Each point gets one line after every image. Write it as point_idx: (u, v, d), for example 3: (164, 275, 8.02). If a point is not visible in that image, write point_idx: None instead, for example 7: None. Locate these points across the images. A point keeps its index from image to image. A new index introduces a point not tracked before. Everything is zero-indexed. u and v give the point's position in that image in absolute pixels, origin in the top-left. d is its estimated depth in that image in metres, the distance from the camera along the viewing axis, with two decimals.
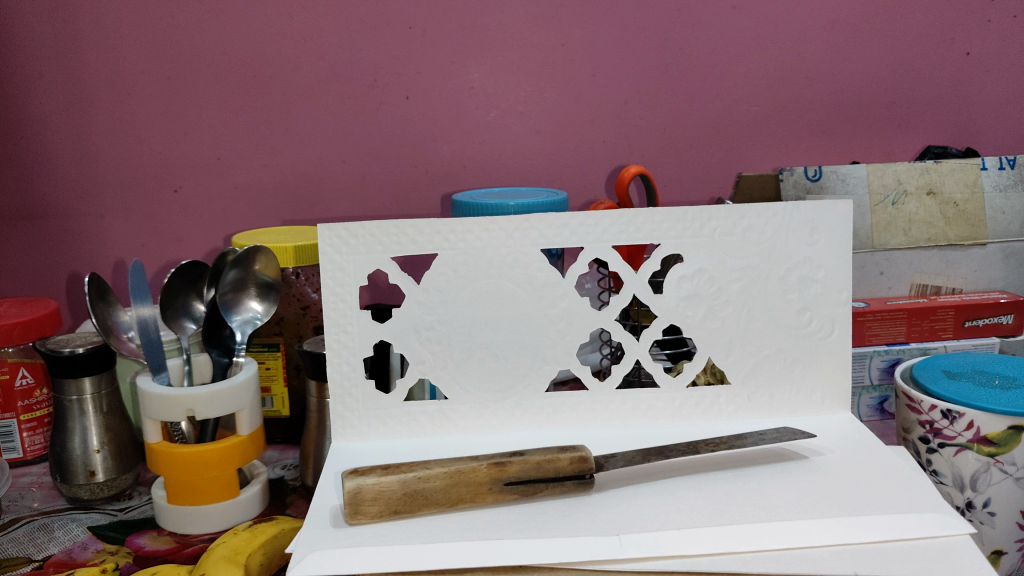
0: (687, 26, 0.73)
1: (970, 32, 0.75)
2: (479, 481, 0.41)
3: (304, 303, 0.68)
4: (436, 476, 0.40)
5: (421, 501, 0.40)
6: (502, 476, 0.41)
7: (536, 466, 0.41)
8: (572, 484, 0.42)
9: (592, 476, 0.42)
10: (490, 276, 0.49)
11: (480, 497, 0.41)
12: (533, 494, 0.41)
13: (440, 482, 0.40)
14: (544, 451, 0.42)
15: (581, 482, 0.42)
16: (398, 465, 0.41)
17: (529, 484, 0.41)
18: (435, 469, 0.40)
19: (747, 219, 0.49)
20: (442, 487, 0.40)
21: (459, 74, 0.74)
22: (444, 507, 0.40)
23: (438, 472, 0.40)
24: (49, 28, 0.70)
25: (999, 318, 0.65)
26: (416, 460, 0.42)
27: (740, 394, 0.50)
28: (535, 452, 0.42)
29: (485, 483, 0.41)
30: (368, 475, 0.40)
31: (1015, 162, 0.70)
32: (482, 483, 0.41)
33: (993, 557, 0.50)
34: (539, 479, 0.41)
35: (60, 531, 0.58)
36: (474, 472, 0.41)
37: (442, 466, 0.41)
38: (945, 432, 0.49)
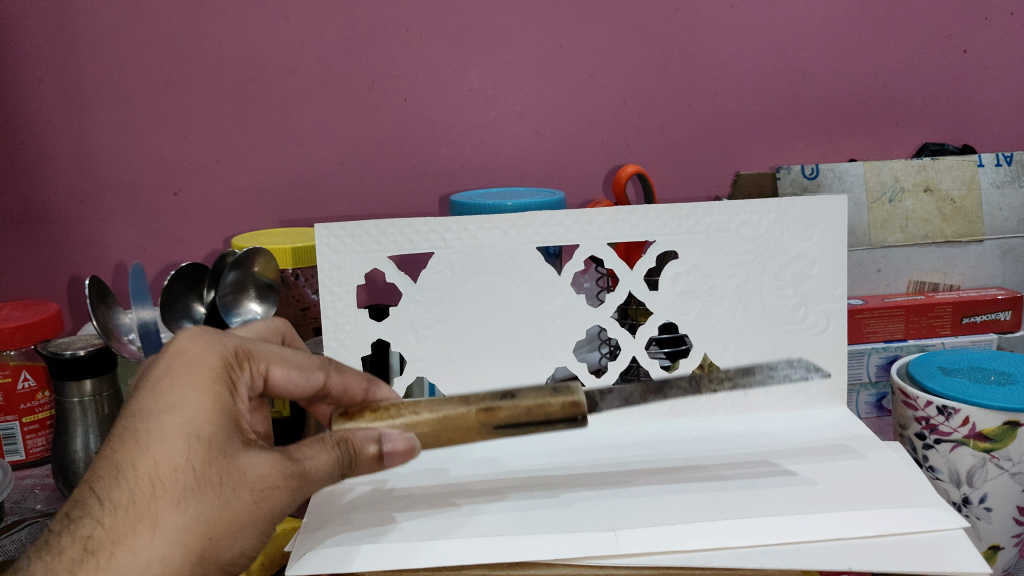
0: (683, 26, 0.73)
1: (966, 29, 0.75)
2: (468, 424, 0.42)
3: (303, 304, 0.68)
4: (424, 422, 0.41)
5: None
6: (491, 421, 0.42)
7: (526, 411, 0.42)
8: (563, 426, 0.42)
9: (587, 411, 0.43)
10: (486, 273, 0.49)
11: (467, 439, 0.42)
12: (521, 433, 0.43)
13: (428, 429, 0.41)
14: (533, 396, 0.43)
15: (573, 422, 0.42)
16: (387, 408, 0.42)
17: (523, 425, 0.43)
18: (423, 415, 0.41)
19: (741, 216, 0.49)
20: (430, 433, 0.41)
21: (457, 76, 0.74)
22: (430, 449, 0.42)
23: (426, 417, 0.41)
24: (48, 33, 0.71)
25: (997, 314, 0.65)
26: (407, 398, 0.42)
27: (737, 390, 0.51)
28: (525, 395, 0.43)
29: (473, 427, 0.42)
30: (356, 420, 0.41)
31: (1012, 158, 0.69)
32: (470, 427, 0.42)
33: (989, 553, 0.50)
34: (528, 420, 0.42)
35: None
36: (462, 417, 0.41)
37: (430, 411, 0.41)
38: (940, 428, 0.49)
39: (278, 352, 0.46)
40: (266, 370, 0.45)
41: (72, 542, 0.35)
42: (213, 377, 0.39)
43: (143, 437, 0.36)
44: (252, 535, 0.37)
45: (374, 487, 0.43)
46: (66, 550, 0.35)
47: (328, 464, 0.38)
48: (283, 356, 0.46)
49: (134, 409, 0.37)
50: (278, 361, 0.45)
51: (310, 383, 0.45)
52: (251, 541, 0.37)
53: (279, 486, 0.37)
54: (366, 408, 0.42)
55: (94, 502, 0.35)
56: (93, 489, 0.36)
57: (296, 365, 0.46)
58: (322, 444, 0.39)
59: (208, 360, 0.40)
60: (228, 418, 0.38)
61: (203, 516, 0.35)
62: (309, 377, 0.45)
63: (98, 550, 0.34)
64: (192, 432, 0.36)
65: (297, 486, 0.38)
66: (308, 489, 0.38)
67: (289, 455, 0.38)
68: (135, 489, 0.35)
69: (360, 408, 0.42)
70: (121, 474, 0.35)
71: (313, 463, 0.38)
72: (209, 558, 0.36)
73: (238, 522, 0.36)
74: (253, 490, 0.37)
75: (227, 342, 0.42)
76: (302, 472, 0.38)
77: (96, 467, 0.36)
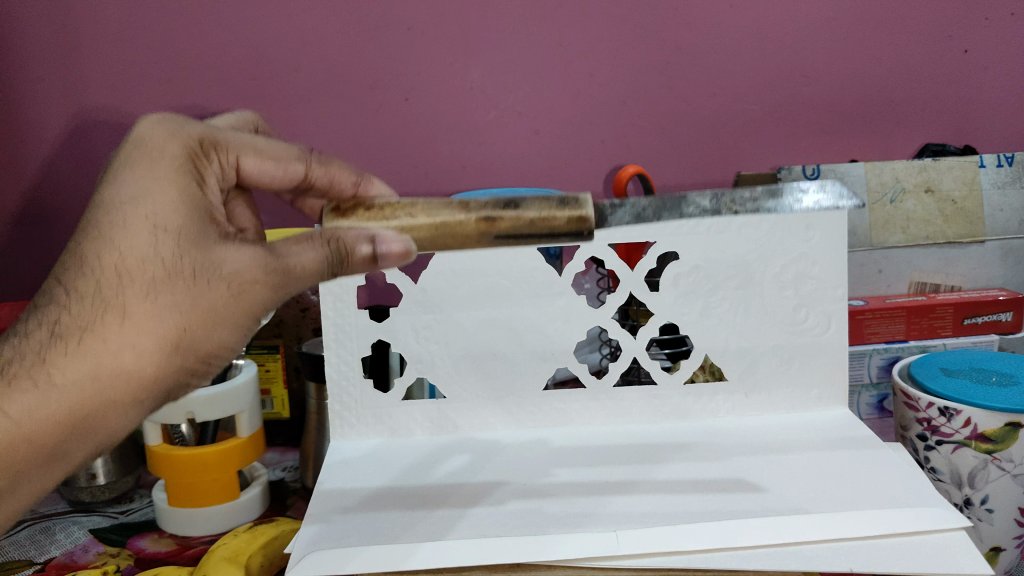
0: (684, 27, 0.73)
1: (967, 29, 0.74)
2: (467, 235, 0.37)
3: (304, 304, 0.69)
4: (420, 227, 0.36)
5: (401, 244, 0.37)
6: (492, 230, 0.36)
7: (530, 224, 0.36)
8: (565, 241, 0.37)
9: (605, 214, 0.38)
10: (487, 273, 0.49)
11: (469, 245, 0.37)
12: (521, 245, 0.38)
13: (424, 234, 0.37)
14: (540, 204, 0.37)
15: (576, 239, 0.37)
16: (383, 209, 0.37)
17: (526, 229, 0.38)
18: (418, 219, 0.36)
19: (742, 216, 0.49)
20: (426, 238, 0.37)
21: (458, 76, 0.74)
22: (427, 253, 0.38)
23: (422, 223, 0.36)
24: (48, 34, 0.71)
25: (999, 315, 0.65)
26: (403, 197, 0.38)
27: (738, 390, 0.51)
28: (530, 202, 0.37)
29: (475, 236, 0.37)
30: (346, 220, 0.37)
31: (1013, 159, 0.69)
32: (471, 236, 0.37)
33: (990, 555, 0.50)
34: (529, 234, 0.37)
35: (60, 534, 0.58)
36: (463, 225, 0.36)
37: (427, 214, 0.36)
38: (941, 429, 0.49)
39: (251, 142, 0.42)
40: (236, 160, 0.41)
41: (40, 328, 0.33)
42: (176, 166, 0.36)
43: (103, 229, 0.34)
44: (230, 329, 0.36)
45: (373, 488, 0.43)
46: (36, 335, 0.33)
47: (317, 261, 0.35)
48: (255, 145, 0.42)
49: (96, 197, 0.35)
50: (253, 151, 0.42)
51: (290, 175, 0.43)
52: (232, 332, 0.36)
53: (256, 281, 0.35)
54: (360, 204, 0.37)
55: (58, 292, 0.34)
56: (57, 278, 0.34)
57: (272, 157, 0.43)
58: (310, 241, 0.36)
59: (170, 147, 0.37)
60: (200, 210, 0.35)
61: (175, 310, 0.34)
62: (289, 171, 0.43)
63: (69, 335, 0.33)
64: (158, 224, 0.34)
65: (277, 282, 0.36)
66: (293, 287, 0.36)
67: (270, 251, 0.36)
68: (100, 280, 0.33)
69: (354, 204, 0.38)
70: (83, 264, 0.33)
71: (299, 261, 0.35)
72: (189, 347, 0.35)
73: (217, 315, 0.35)
74: (229, 284, 0.35)
75: (193, 129, 0.39)
76: (284, 270, 0.36)
77: (63, 258, 0.34)
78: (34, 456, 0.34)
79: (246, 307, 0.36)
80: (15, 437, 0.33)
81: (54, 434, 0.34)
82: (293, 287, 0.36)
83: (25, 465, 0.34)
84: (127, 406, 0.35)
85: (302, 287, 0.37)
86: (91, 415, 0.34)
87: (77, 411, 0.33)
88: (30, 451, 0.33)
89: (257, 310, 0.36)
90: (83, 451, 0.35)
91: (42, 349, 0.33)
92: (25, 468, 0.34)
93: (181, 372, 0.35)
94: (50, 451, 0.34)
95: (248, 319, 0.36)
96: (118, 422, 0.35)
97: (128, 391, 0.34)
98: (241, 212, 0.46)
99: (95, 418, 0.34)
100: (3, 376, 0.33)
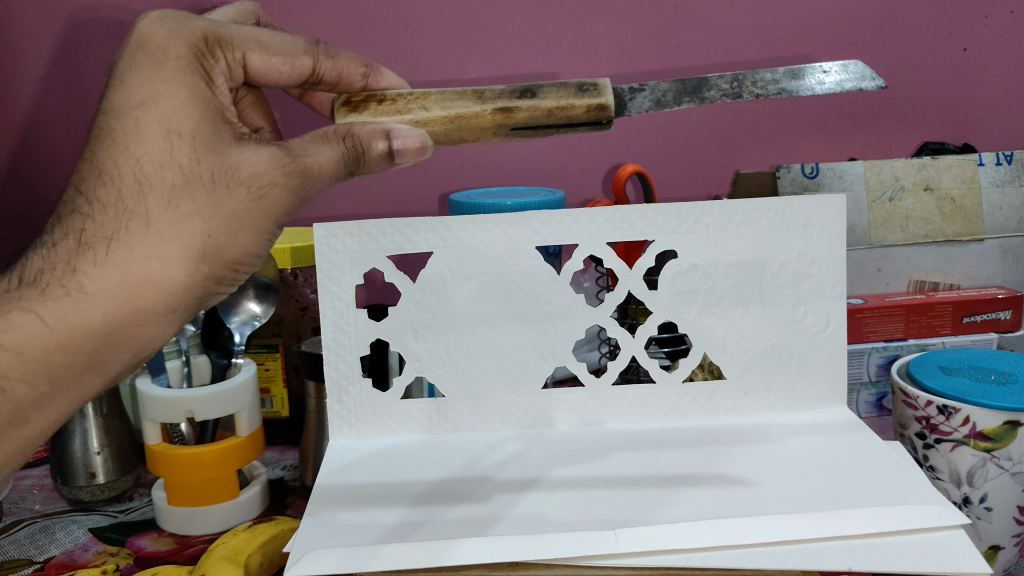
0: (682, 26, 0.73)
1: (967, 27, 0.74)
2: (485, 124, 0.43)
3: (303, 304, 0.69)
4: (435, 120, 0.42)
5: None
6: (508, 122, 0.43)
7: (547, 113, 0.43)
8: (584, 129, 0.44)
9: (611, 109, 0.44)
10: (485, 273, 0.49)
11: (486, 138, 0.44)
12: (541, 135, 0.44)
13: (440, 127, 0.43)
14: (558, 97, 0.43)
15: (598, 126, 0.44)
16: (395, 101, 0.43)
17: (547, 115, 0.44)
18: (434, 114, 0.42)
19: (740, 215, 0.49)
20: (442, 131, 0.43)
21: (456, 75, 0.74)
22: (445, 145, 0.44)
23: (437, 116, 0.42)
24: None
25: (997, 314, 0.65)
26: (415, 92, 0.43)
27: (737, 389, 0.51)
28: (548, 95, 0.43)
29: (491, 129, 0.43)
30: (358, 114, 0.43)
31: (1012, 157, 0.69)
32: (488, 129, 0.43)
33: (989, 553, 0.50)
34: (548, 124, 0.43)
35: (60, 533, 0.58)
36: (479, 117, 0.42)
37: (442, 108, 0.42)
38: (940, 428, 0.49)
39: (256, 37, 0.42)
40: (242, 57, 0.41)
41: (65, 236, 0.36)
42: (181, 65, 0.37)
43: (119, 135, 0.35)
44: (251, 233, 0.39)
45: (373, 486, 0.44)
46: (62, 244, 0.36)
47: (333, 159, 0.40)
48: (261, 39, 0.42)
49: (108, 103, 0.36)
50: (260, 46, 0.42)
51: (299, 70, 0.44)
52: (252, 239, 0.40)
53: (278, 185, 0.39)
54: (371, 100, 0.44)
55: (81, 201, 0.36)
56: (78, 188, 0.36)
57: (277, 52, 0.43)
58: (328, 142, 0.41)
59: (173, 46, 0.37)
60: (212, 109, 0.37)
61: (197, 215, 0.37)
62: (297, 65, 0.44)
63: (95, 244, 0.36)
64: (170, 128, 0.36)
65: (293, 185, 0.39)
66: (309, 186, 0.40)
67: (287, 155, 0.39)
68: (121, 189, 0.36)
69: (364, 100, 0.44)
70: (103, 174, 0.36)
71: (316, 161, 0.40)
72: (215, 255, 0.38)
73: (238, 220, 0.38)
74: (250, 189, 0.38)
75: (196, 22, 0.39)
76: (300, 171, 0.39)
77: (79, 167, 0.37)
78: (70, 365, 0.37)
79: (265, 209, 0.39)
80: (53, 343, 0.36)
81: (91, 340, 0.37)
82: (309, 188, 0.40)
83: (64, 370, 0.37)
84: (160, 314, 0.38)
85: (319, 188, 0.41)
86: (125, 322, 0.37)
87: (114, 319, 0.37)
88: (68, 356, 0.36)
89: (275, 212, 0.40)
90: (117, 359, 0.38)
91: (71, 259, 0.36)
92: (64, 373, 0.37)
93: (207, 278, 0.39)
94: (85, 359, 0.37)
95: (266, 222, 0.40)
96: (150, 329, 0.38)
97: (158, 296, 0.37)
98: (251, 114, 0.51)
99: (130, 325, 0.37)
100: (39, 285, 0.36)
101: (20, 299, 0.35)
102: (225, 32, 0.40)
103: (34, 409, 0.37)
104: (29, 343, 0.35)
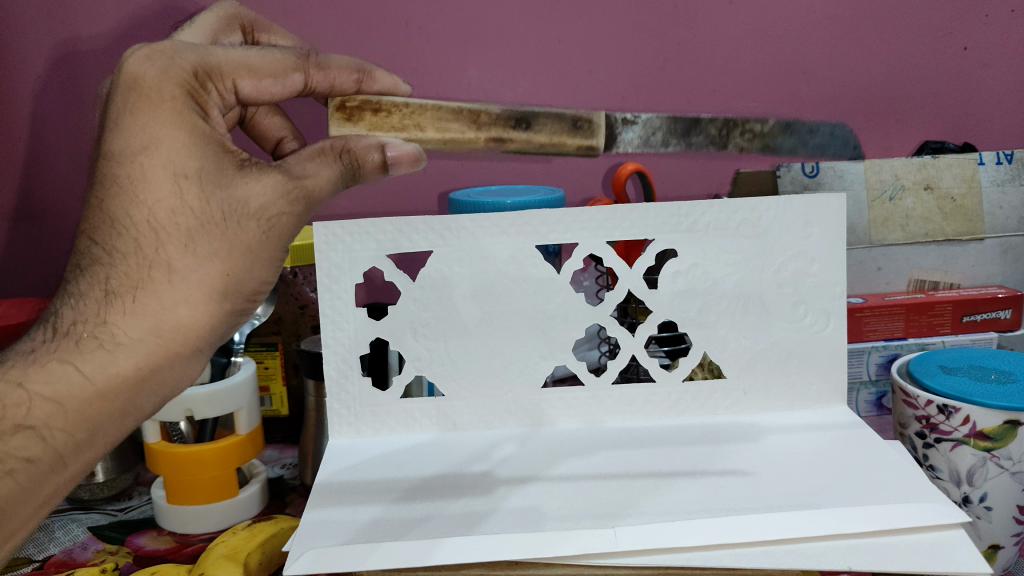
0: (682, 24, 0.73)
1: (967, 26, 0.73)
2: None
3: (303, 303, 0.69)
4: None
5: None
6: None
7: None
8: None
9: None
10: (485, 272, 0.49)
11: None
12: None
13: None
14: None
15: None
16: None
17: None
18: None
19: (740, 214, 0.49)
20: None
21: (456, 74, 0.74)
22: None
23: (428, 143, 0.45)
24: (46, 32, 0.71)
25: (997, 313, 0.65)
26: None
27: (736, 388, 0.51)
28: None
29: None
30: None
31: (1013, 156, 0.69)
32: None
33: (989, 552, 0.50)
34: None
35: (60, 531, 0.58)
36: None
37: None
38: (940, 428, 0.49)
39: (241, 57, 0.39)
40: (233, 84, 0.39)
41: (91, 288, 0.36)
42: (179, 108, 0.36)
43: (128, 183, 0.36)
44: (266, 264, 0.40)
45: (373, 484, 0.44)
46: (89, 295, 0.36)
47: (332, 178, 0.42)
48: (248, 61, 0.39)
49: (111, 152, 0.36)
50: (249, 69, 0.39)
51: (292, 87, 0.42)
52: (266, 269, 0.40)
53: (284, 214, 0.40)
54: None
55: (99, 251, 0.36)
56: (94, 239, 0.36)
57: (267, 72, 0.40)
58: (325, 159, 0.42)
59: (166, 86, 0.36)
60: (214, 147, 0.38)
61: (215, 253, 0.37)
62: (287, 83, 0.41)
63: (122, 292, 0.36)
64: (176, 172, 0.36)
65: (300, 208, 0.40)
66: (314, 206, 0.41)
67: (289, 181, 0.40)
68: (138, 236, 0.36)
69: None
70: (118, 224, 0.36)
71: (316, 182, 0.41)
72: (236, 288, 0.39)
73: (253, 252, 0.39)
74: (260, 221, 0.39)
75: (185, 56, 0.37)
76: (306, 195, 0.41)
77: (90, 217, 0.36)
78: (109, 413, 0.36)
79: (275, 238, 0.40)
80: (92, 393, 0.35)
81: (128, 385, 0.36)
82: (314, 206, 0.42)
83: (102, 418, 0.36)
84: (191, 354, 0.38)
85: (321, 204, 0.42)
86: (158, 366, 0.37)
87: (149, 363, 0.37)
88: (105, 404, 0.36)
89: (285, 237, 0.41)
90: (151, 403, 0.38)
91: (100, 310, 0.35)
92: (102, 421, 0.36)
93: (230, 312, 0.39)
94: (122, 404, 0.37)
95: (278, 248, 0.41)
96: (181, 368, 0.38)
97: (189, 335, 0.38)
98: (269, 122, 0.52)
99: (163, 368, 0.37)
100: (72, 337, 0.35)
101: (57, 352, 0.35)
102: (214, 60, 0.38)
103: (73, 461, 0.36)
104: (69, 395, 0.35)
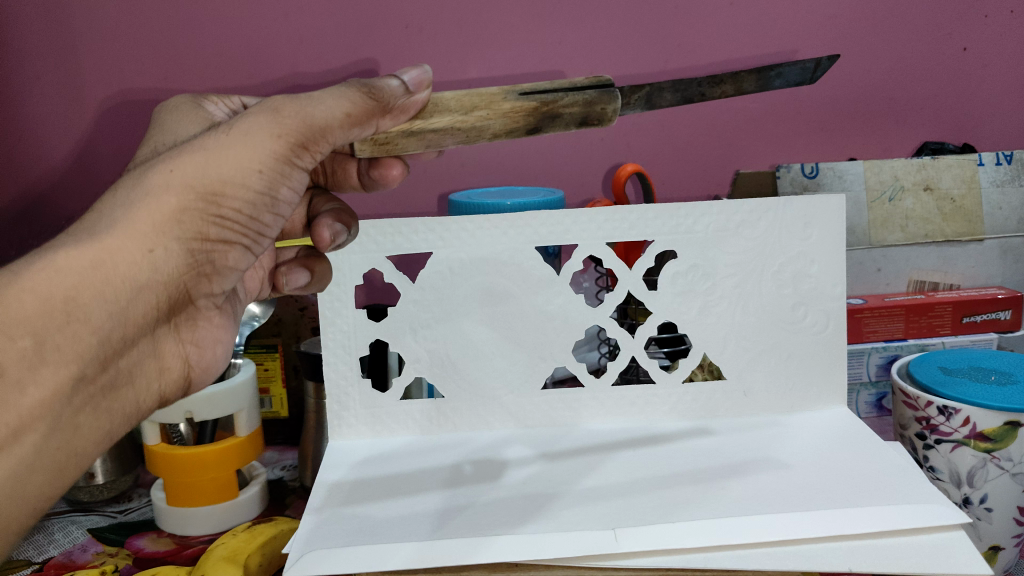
0: (682, 25, 0.72)
1: (967, 26, 0.73)
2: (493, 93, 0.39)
3: (302, 304, 0.69)
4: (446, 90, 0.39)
5: (436, 108, 0.38)
6: (513, 87, 0.39)
7: (549, 80, 0.40)
8: (594, 92, 0.39)
9: (619, 115, 0.40)
10: (485, 274, 0.49)
11: (498, 104, 0.38)
12: (553, 101, 0.39)
13: (451, 93, 0.39)
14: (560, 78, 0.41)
15: (605, 91, 0.40)
16: None
17: (575, 123, 0.40)
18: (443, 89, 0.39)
19: (739, 215, 0.49)
20: (453, 95, 0.38)
21: (454, 76, 0.72)
22: (462, 117, 0.38)
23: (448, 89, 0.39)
24: (24, 27, 0.68)
25: (997, 314, 0.65)
26: None
27: (736, 389, 0.51)
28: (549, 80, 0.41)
29: (499, 94, 0.38)
30: None
31: (1012, 157, 0.69)
32: (496, 93, 0.38)
33: (989, 553, 0.50)
34: (555, 90, 0.39)
35: (59, 533, 0.58)
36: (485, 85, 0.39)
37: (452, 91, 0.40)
38: (940, 428, 0.49)
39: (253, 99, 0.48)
40: (239, 101, 0.46)
41: None
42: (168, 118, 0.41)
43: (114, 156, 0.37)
44: (234, 163, 0.34)
45: (372, 486, 0.44)
46: None
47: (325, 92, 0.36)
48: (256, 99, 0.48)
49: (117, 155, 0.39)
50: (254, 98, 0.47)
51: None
52: (237, 169, 0.34)
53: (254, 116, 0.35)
54: None
55: None
56: None
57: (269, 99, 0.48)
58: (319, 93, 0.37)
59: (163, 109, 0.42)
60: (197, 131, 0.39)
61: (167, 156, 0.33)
62: None
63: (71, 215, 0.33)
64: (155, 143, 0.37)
65: (274, 110, 0.35)
66: (297, 113, 0.35)
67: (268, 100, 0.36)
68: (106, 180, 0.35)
69: None
70: None
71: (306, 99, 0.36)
72: (190, 183, 0.33)
73: (212, 148, 0.34)
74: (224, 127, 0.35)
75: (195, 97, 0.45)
76: (284, 99, 0.35)
77: None
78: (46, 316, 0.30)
79: (243, 135, 0.34)
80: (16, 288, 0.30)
81: (66, 285, 0.30)
82: (303, 116, 0.35)
83: (42, 324, 0.30)
84: (140, 251, 0.32)
85: (317, 115, 0.35)
86: (101, 263, 0.31)
87: (89, 259, 0.31)
88: (41, 306, 0.30)
89: (257, 138, 0.34)
90: (105, 316, 0.32)
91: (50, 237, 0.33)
92: (43, 328, 0.30)
93: (190, 212, 0.33)
94: (62, 309, 0.30)
95: (249, 149, 0.34)
96: (136, 272, 0.32)
97: (138, 229, 0.32)
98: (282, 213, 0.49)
99: (108, 266, 0.31)
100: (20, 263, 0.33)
101: None
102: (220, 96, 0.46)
103: (20, 380, 0.30)
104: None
